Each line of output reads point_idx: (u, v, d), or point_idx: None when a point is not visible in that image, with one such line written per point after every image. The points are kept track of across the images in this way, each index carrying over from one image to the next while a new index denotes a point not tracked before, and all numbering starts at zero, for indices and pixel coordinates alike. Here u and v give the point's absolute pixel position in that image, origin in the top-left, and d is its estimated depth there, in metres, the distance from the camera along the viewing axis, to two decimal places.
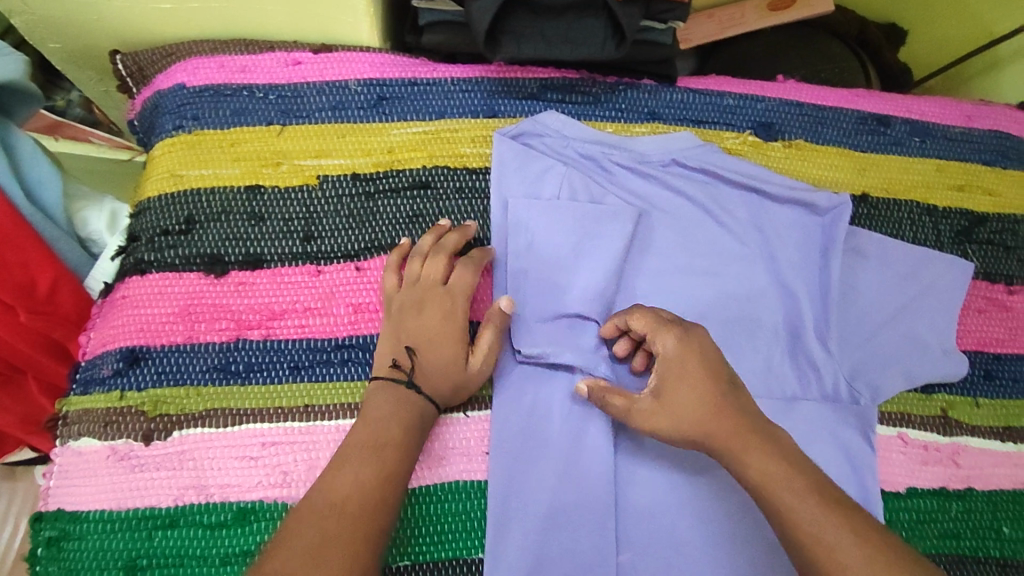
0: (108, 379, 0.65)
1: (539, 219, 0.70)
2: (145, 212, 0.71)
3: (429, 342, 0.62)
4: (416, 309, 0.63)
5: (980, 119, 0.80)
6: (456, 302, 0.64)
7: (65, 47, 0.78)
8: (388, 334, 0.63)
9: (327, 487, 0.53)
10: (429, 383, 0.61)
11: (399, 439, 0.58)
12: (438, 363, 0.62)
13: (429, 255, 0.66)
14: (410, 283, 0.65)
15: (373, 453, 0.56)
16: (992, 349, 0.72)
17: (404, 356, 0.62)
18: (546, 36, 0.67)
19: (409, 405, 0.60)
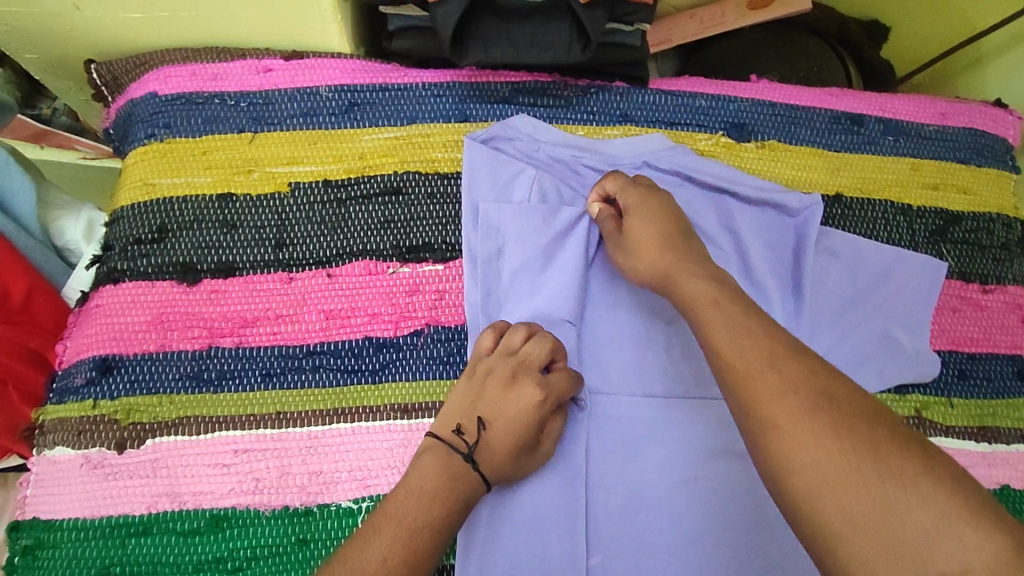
0: (81, 388, 0.66)
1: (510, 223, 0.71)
2: (118, 221, 0.71)
3: (505, 423, 0.61)
4: (505, 387, 0.62)
5: (955, 117, 0.80)
6: (548, 399, 0.62)
7: (42, 58, 0.78)
8: (463, 399, 0.62)
9: (356, 560, 0.50)
10: (486, 458, 0.60)
11: (438, 523, 0.55)
12: (506, 446, 0.60)
13: (529, 338, 0.64)
14: (505, 357, 0.63)
15: (409, 534, 0.53)
16: (966, 349, 0.72)
17: (472, 424, 0.61)
18: (513, 39, 0.68)
19: (460, 477, 0.58)
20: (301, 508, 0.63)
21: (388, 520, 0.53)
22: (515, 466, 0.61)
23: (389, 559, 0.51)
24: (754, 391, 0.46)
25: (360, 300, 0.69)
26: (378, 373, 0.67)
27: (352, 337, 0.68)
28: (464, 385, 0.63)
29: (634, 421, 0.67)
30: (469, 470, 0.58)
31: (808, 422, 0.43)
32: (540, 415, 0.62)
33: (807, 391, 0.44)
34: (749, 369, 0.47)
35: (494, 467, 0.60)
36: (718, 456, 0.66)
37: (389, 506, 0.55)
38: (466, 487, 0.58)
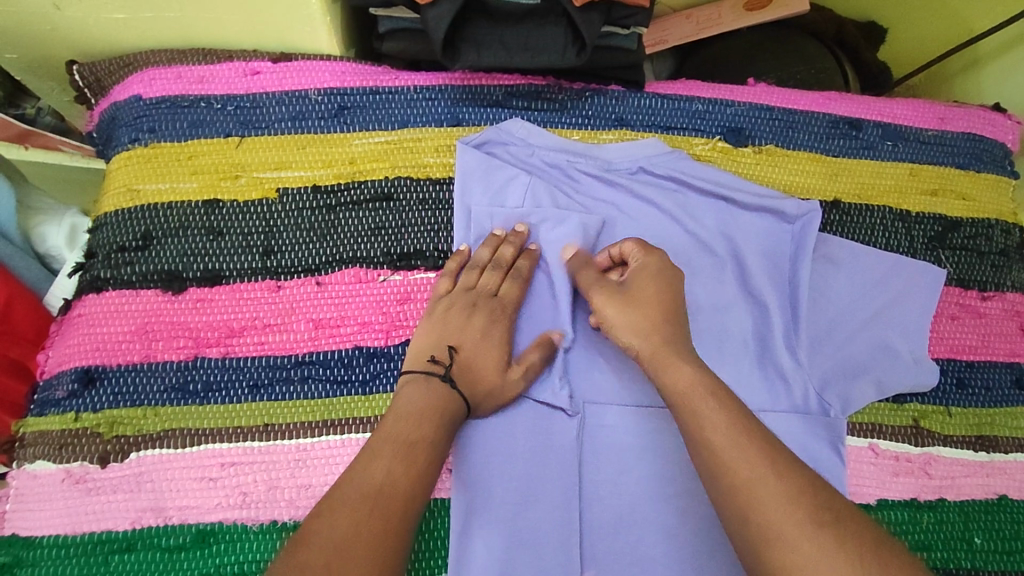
0: (63, 400, 0.64)
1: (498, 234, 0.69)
2: (101, 228, 0.69)
3: (475, 344, 0.63)
4: (466, 313, 0.64)
5: (954, 121, 0.79)
6: (505, 312, 0.66)
7: (23, 58, 0.76)
8: (429, 334, 0.64)
9: (361, 478, 0.52)
10: (465, 379, 0.62)
11: (432, 436, 0.56)
12: (483, 365, 0.63)
13: (487, 266, 0.67)
14: (464, 290, 0.66)
15: (407, 451, 0.54)
16: (964, 357, 0.71)
17: (443, 353, 0.62)
18: (506, 43, 0.67)
19: (445, 397, 0.59)
20: (290, 523, 0.61)
21: (384, 442, 0.55)
22: (494, 383, 0.63)
23: (392, 474, 0.52)
24: (757, 509, 0.45)
25: (349, 309, 0.67)
26: (369, 384, 0.65)
27: (341, 346, 0.66)
28: (427, 322, 0.65)
29: (631, 433, 0.65)
30: (449, 389, 0.60)
31: (816, 539, 0.43)
32: (503, 330, 0.65)
33: (809, 504, 0.45)
34: (755, 478, 0.46)
35: (476, 384, 0.62)
36: None
37: (384, 427, 0.56)
38: (452, 405, 0.59)
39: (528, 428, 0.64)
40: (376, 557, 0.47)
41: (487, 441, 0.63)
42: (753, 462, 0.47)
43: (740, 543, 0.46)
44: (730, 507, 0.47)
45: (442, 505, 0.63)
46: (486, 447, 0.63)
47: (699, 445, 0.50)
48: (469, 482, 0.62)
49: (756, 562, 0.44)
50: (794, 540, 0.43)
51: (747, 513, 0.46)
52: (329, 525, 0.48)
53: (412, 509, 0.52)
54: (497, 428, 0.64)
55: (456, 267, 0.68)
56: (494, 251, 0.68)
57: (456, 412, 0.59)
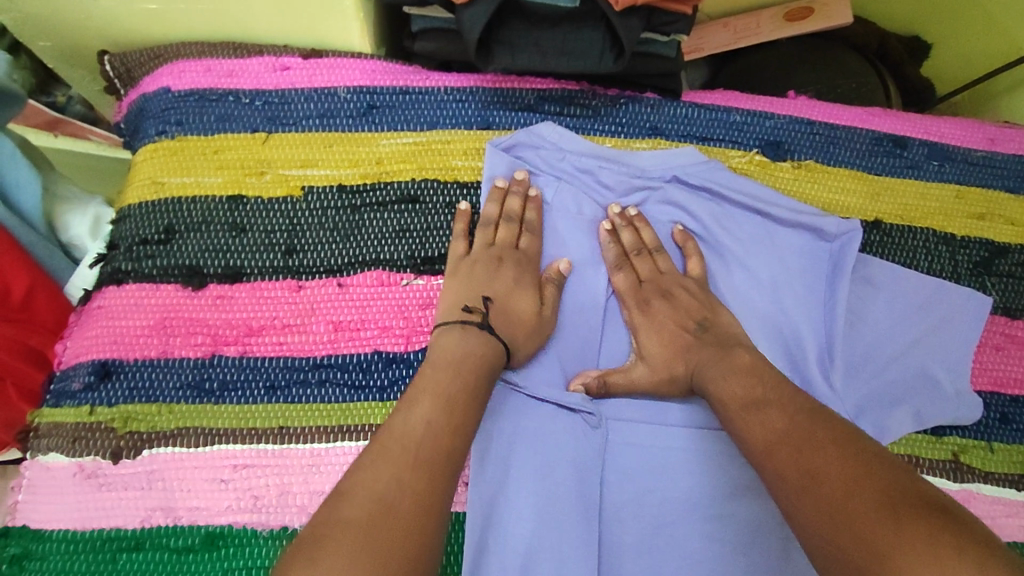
0: (78, 393, 0.63)
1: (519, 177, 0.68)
2: (124, 220, 0.69)
3: (508, 292, 0.64)
4: (493, 268, 0.65)
5: (1004, 142, 0.76)
6: (526, 261, 0.66)
7: (56, 46, 0.76)
8: (459, 286, 0.63)
9: (400, 430, 0.50)
10: (502, 326, 0.61)
11: (468, 388, 0.54)
12: (518, 309, 0.63)
13: (499, 222, 0.67)
14: (484, 246, 0.66)
15: (444, 403, 0.52)
16: (1009, 391, 0.68)
17: (478, 302, 0.62)
18: (541, 46, 0.65)
19: (478, 341, 0.59)
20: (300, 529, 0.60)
21: (421, 396, 0.53)
22: (530, 326, 0.63)
23: (432, 426, 0.50)
24: (777, 450, 0.49)
25: (371, 313, 0.65)
26: (386, 390, 0.64)
27: (360, 351, 0.65)
28: (453, 280, 0.64)
29: (654, 451, 0.63)
30: (491, 337, 0.59)
31: (812, 451, 0.47)
32: (530, 282, 0.65)
33: (811, 434, 0.48)
34: (765, 420, 0.52)
35: (513, 330, 0.62)
36: (747, 492, 0.62)
37: (421, 380, 0.54)
38: (487, 354, 0.58)
39: (548, 438, 0.62)
40: (423, 509, 0.45)
41: (507, 452, 0.61)
42: (758, 404, 0.54)
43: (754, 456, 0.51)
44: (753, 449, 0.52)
45: (458, 520, 0.61)
46: (505, 464, 0.61)
47: (724, 404, 0.56)
48: (485, 496, 0.60)
49: (768, 471, 0.49)
50: (800, 454, 0.47)
51: (755, 438, 0.52)
52: (372, 476, 0.46)
53: (453, 463, 0.49)
54: (517, 438, 0.62)
55: (466, 228, 0.67)
56: (502, 205, 0.68)
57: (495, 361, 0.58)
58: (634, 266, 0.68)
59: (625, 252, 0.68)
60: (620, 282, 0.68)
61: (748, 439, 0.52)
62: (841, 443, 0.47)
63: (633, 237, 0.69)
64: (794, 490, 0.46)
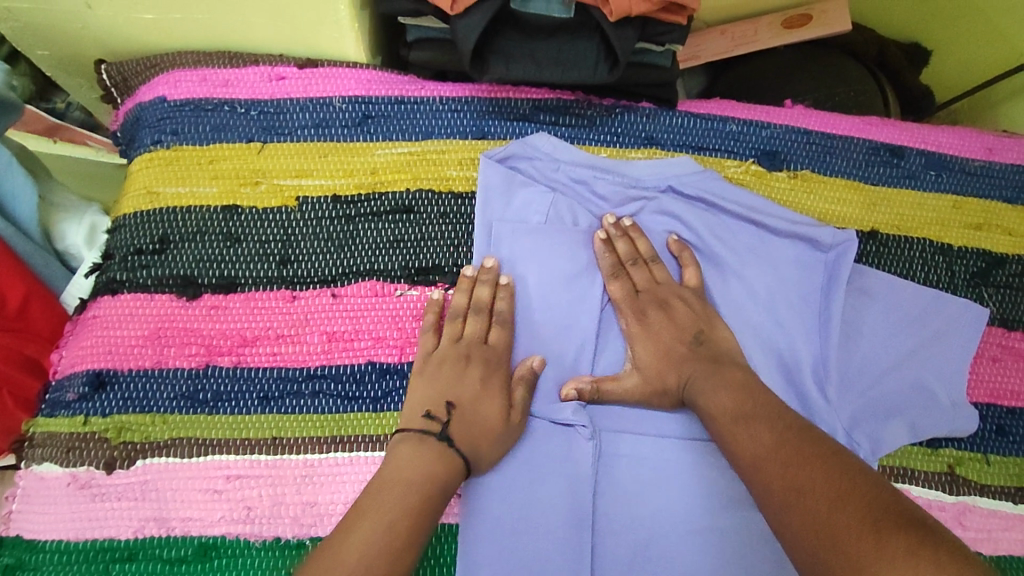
0: (73, 403, 0.63)
1: (488, 265, 0.66)
2: (120, 229, 0.69)
3: (475, 399, 0.60)
4: (459, 367, 0.62)
5: (1002, 152, 0.75)
6: (497, 361, 0.63)
7: (54, 55, 0.76)
8: (422, 389, 0.61)
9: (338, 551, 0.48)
10: (464, 435, 0.58)
11: (418, 507, 0.52)
12: (483, 416, 0.60)
13: (469, 314, 0.65)
14: (451, 342, 0.63)
15: (388, 524, 0.50)
16: (1006, 403, 0.68)
17: (441, 408, 0.59)
18: (536, 56, 0.65)
19: (436, 457, 0.56)
20: (293, 540, 0.60)
21: (364, 516, 0.51)
22: (496, 434, 0.60)
23: (366, 555, 0.48)
24: (765, 466, 0.49)
25: (364, 324, 0.65)
26: (380, 401, 0.64)
27: (354, 362, 0.65)
28: (418, 379, 0.62)
29: (647, 464, 0.63)
30: (449, 451, 0.57)
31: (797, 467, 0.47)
32: (500, 384, 0.62)
33: (798, 449, 0.48)
34: (753, 436, 0.52)
35: (476, 440, 0.59)
36: (739, 504, 0.61)
37: (369, 498, 0.53)
38: (442, 472, 0.55)
39: (540, 450, 0.62)
40: None
41: (499, 466, 0.61)
42: (747, 421, 0.54)
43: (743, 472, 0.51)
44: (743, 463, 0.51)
45: (449, 532, 0.61)
46: (498, 476, 0.61)
47: (714, 419, 0.56)
48: (477, 508, 0.60)
49: (757, 488, 0.49)
50: (787, 469, 0.47)
51: (745, 454, 0.52)
52: None
53: None
54: (509, 451, 0.62)
55: (435, 320, 0.65)
56: (470, 294, 0.66)
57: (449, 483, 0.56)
58: (631, 276, 0.67)
59: (621, 262, 0.68)
60: (616, 292, 0.67)
61: (739, 455, 0.52)
62: (827, 460, 0.47)
63: (628, 247, 0.68)
64: (780, 504, 0.46)
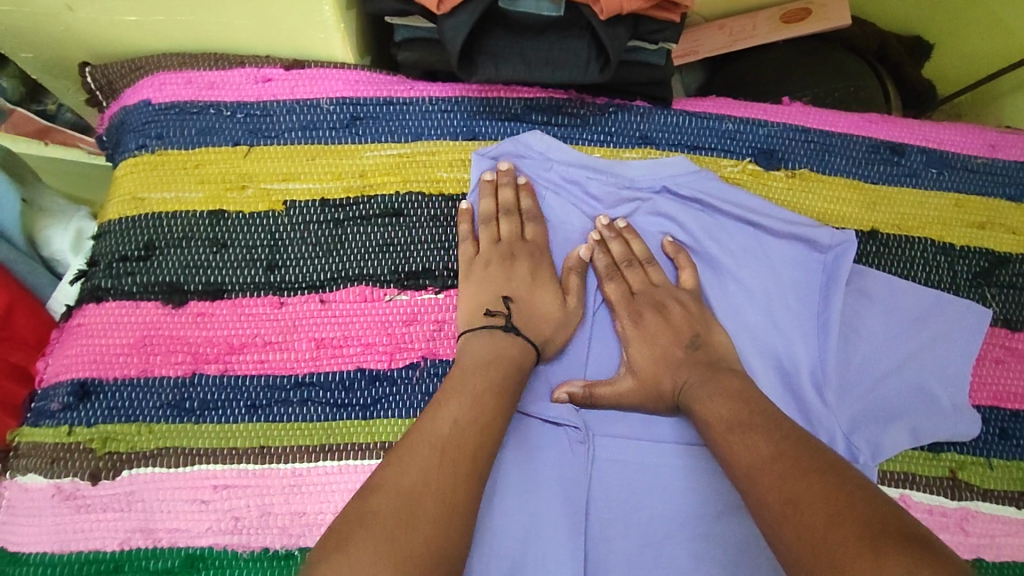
0: (57, 413, 0.62)
1: (522, 180, 0.68)
2: (104, 235, 0.68)
3: (528, 290, 0.65)
4: (507, 263, 0.65)
5: (1005, 148, 0.74)
6: (536, 251, 0.67)
7: (38, 57, 0.75)
8: (476, 287, 0.64)
9: (433, 421, 0.52)
10: (527, 321, 0.63)
11: (500, 386, 0.57)
12: (543, 300, 0.65)
13: (502, 217, 0.67)
14: (492, 244, 0.66)
15: (476, 399, 0.55)
16: (1009, 405, 0.66)
17: (499, 305, 0.63)
18: (526, 56, 0.63)
19: (509, 343, 0.61)
20: (281, 551, 0.59)
21: (453, 392, 0.55)
22: (556, 321, 0.64)
23: (460, 423, 0.52)
24: (761, 478, 0.47)
25: (353, 329, 0.64)
26: (369, 409, 0.62)
27: (343, 368, 0.63)
28: (468, 285, 0.65)
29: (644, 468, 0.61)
30: (516, 337, 0.61)
31: (791, 482, 0.46)
32: (547, 274, 0.67)
33: (795, 462, 0.47)
34: (751, 446, 0.50)
35: (540, 325, 0.64)
36: (737, 510, 0.60)
37: (459, 373, 0.57)
38: (518, 355, 0.60)
39: (534, 455, 0.61)
40: (449, 501, 0.48)
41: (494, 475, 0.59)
42: (744, 430, 0.52)
43: (738, 478, 0.50)
44: (739, 474, 0.50)
45: None
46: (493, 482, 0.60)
47: (710, 426, 0.55)
48: None
49: (750, 496, 0.47)
50: (783, 480, 0.46)
51: (741, 462, 0.50)
52: (405, 465, 0.49)
53: (481, 457, 0.52)
54: (503, 458, 0.60)
55: (470, 229, 0.67)
56: (494, 197, 0.68)
57: (525, 361, 0.60)
58: (626, 277, 0.67)
59: (615, 263, 0.67)
60: (612, 293, 0.66)
61: (735, 465, 0.50)
62: (824, 473, 0.45)
63: (623, 248, 0.67)
64: (775, 517, 0.45)
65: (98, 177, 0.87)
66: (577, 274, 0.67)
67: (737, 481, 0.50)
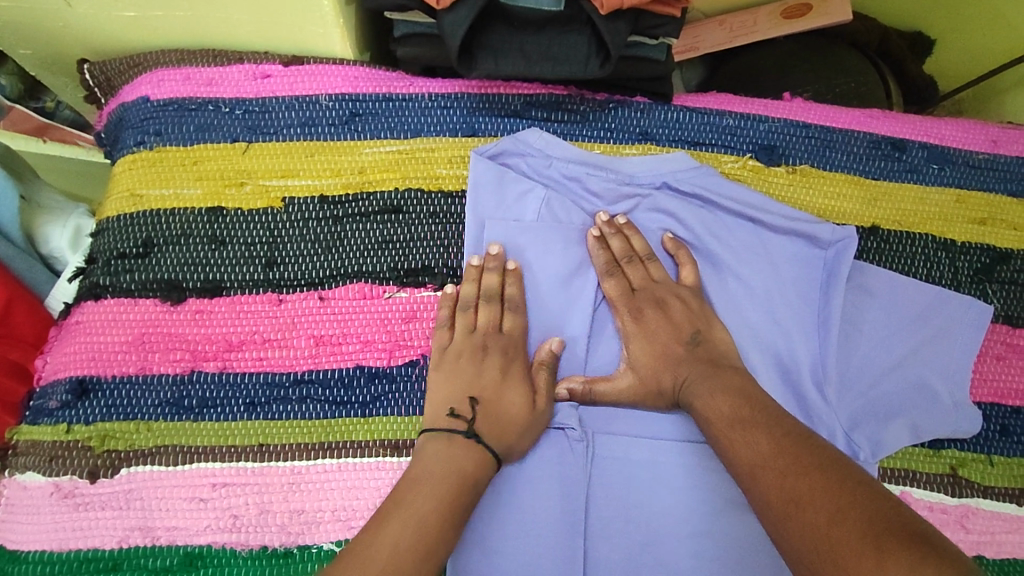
0: (55, 411, 0.62)
1: (510, 266, 0.65)
2: (103, 233, 0.67)
3: (496, 389, 0.60)
4: (478, 359, 0.61)
5: (1007, 144, 0.74)
6: (512, 345, 0.63)
7: (36, 54, 0.75)
8: (445, 385, 0.60)
9: (367, 550, 0.47)
10: (492, 426, 0.58)
11: (450, 510, 0.51)
12: (513, 402, 0.60)
13: (478, 304, 0.63)
14: (466, 334, 0.62)
15: (418, 524, 0.49)
16: (1010, 402, 0.66)
17: (465, 406, 0.59)
18: (525, 51, 0.63)
19: (471, 453, 0.56)
20: (280, 549, 0.59)
21: (394, 516, 0.50)
22: (521, 424, 0.59)
23: (397, 555, 0.47)
24: (762, 476, 0.48)
25: (352, 327, 0.64)
26: (368, 406, 0.62)
27: (342, 366, 0.63)
28: (438, 375, 0.61)
29: (643, 467, 0.61)
30: (476, 444, 0.56)
31: (792, 479, 0.45)
32: (519, 370, 0.62)
33: (796, 458, 0.47)
34: (752, 444, 0.50)
35: (504, 430, 0.58)
36: (737, 507, 0.60)
37: (406, 493, 0.52)
38: (476, 469, 0.55)
39: (534, 453, 0.60)
40: None
41: (494, 475, 0.60)
42: (744, 427, 0.52)
43: (739, 474, 0.50)
44: (740, 472, 0.50)
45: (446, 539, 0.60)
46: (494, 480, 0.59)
47: (710, 423, 0.55)
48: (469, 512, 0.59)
49: (753, 494, 0.48)
50: (784, 477, 0.46)
51: (742, 459, 0.50)
52: None
53: None
54: None
55: (449, 315, 0.63)
56: (477, 283, 0.64)
57: (481, 477, 0.55)
58: (626, 273, 0.66)
59: (615, 259, 0.66)
60: (611, 290, 0.65)
61: (736, 464, 0.50)
62: (825, 470, 0.45)
63: (622, 244, 0.66)
64: (778, 516, 0.45)
65: (98, 174, 0.87)
66: (547, 368, 0.62)
67: (739, 477, 0.50)
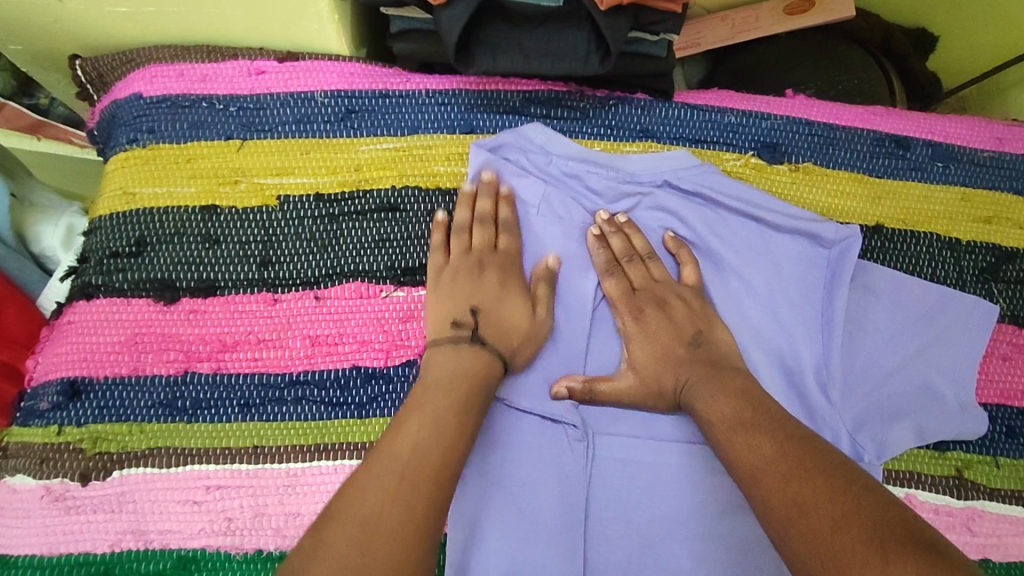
0: (46, 413, 0.61)
1: (503, 190, 0.65)
2: (95, 232, 0.66)
3: (496, 298, 0.62)
4: (476, 274, 0.62)
5: (1013, 142, 0.73)
6: (507, 261, 0.64)
7: (28, 50, 0.73)
8: (445, 299, 0.61)
9: (393, 446, 0.49)
10: (494, 336, 0.60)
11: (464, 407, 0.53)
12: (511, 313, 0.61)
13: (474, 227, 0.64)
14: (462, 254, 0.63)
15: (436, 421, 0.51)
16: (1017, 403, 0.65)
17: (466, 316, 0.60)
18: (524, 47, 0.62)
19: (475, 362, 0.57)
20: (275, 552, 0.58)
21: (414, 415, 0.52)
22: (521, 333, 0.61)
23: (420, 447, 0.49)
24: (764, 479, 0.46)
25: (349, 326, 0.63)
26: (365, 407, 0.61)
27: (338, 366, 0.62)
28: (434, 296, 0.62)
29: (644, 467, 0.60)
30: (480, 352, 0.58)
31: (796, 483, 0.45)
32: (515, 285, 0.63)
33: (800, 463, 0.46)
34: (755, 445, 0.49)
35: (505, 340, 0.60)
36: (739, 508, 0.59)
37: (421, 394, 0.54)
38: (482, 369, 0.57)
39: (534, 454, 0.59)
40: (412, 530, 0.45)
41: (492, 476, 0.59)
42: (746, 430, 0.51)
43: (739, 477, 0.49)
44: (740, 478, 0.49)
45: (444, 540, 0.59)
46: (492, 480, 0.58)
47: (711, 424, 0.54)
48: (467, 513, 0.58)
49: (754, 497, 0.47)
50: (787, 482, 0.45)
51: (744, 462, 0.49)
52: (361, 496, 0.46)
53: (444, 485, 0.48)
54: (503, 458, 0.59)
55: (444, 239, 0.64)
56: (472, 207, 0.65)
57: (488, 378, 0.57)
58: (627, 273, 0.65)
59: (615, 258, 0.65)
60: (611, 288, 0.65)
61: (737, 466, 0.49)
62: (829, 476, 0.44)
63: (623, 243, 0.65)
64: (778, 520, 0.44)
65: (91, 172, 0.86)
66: (545, 283, 0.64)
67: (739, 479, 0.49)
